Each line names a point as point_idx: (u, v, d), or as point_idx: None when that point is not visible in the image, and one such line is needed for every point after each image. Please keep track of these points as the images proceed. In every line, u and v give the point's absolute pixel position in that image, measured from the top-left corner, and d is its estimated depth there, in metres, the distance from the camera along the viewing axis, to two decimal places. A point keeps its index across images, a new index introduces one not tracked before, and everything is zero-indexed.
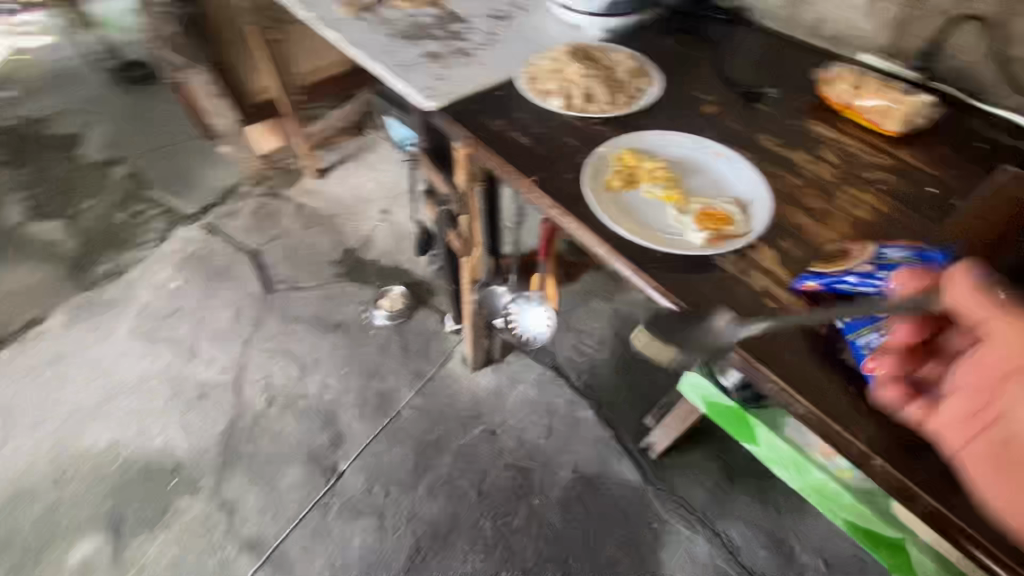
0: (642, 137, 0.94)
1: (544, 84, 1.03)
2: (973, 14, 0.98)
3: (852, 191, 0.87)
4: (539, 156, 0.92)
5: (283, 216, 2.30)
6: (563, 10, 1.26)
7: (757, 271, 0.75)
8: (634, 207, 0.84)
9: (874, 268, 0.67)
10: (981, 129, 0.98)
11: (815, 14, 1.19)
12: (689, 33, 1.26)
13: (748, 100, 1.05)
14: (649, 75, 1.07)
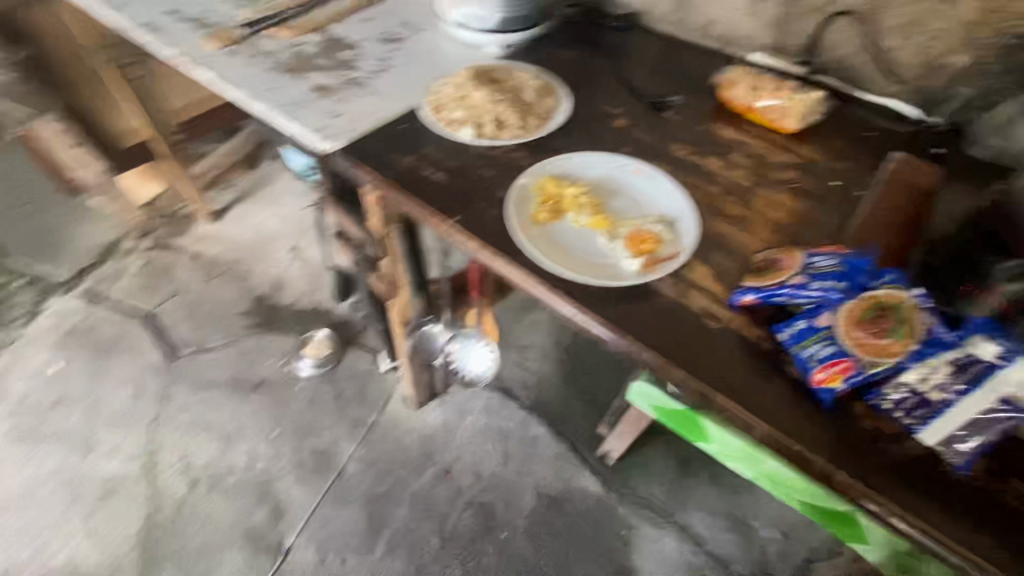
0: (560, 162, 0.91)
1: (450, 112, 0.97)
2: (845, 9, 1.04)
3: (767, 194, 0.89)
4: (456, 193, 0.86)
5: (177, 270, 2.07)
6: (457, 30, 1.21)
7: (695, 291, 0.74)
8: (564, 239, 0.81)
9: (807, 278, 0.68)
10: (866, 117, 1.04)
11: (704, 15, 1.22)
12: (588, 43, 1.25)
13: (655, 110, 1.05)
14: (556, 93, 1.04)
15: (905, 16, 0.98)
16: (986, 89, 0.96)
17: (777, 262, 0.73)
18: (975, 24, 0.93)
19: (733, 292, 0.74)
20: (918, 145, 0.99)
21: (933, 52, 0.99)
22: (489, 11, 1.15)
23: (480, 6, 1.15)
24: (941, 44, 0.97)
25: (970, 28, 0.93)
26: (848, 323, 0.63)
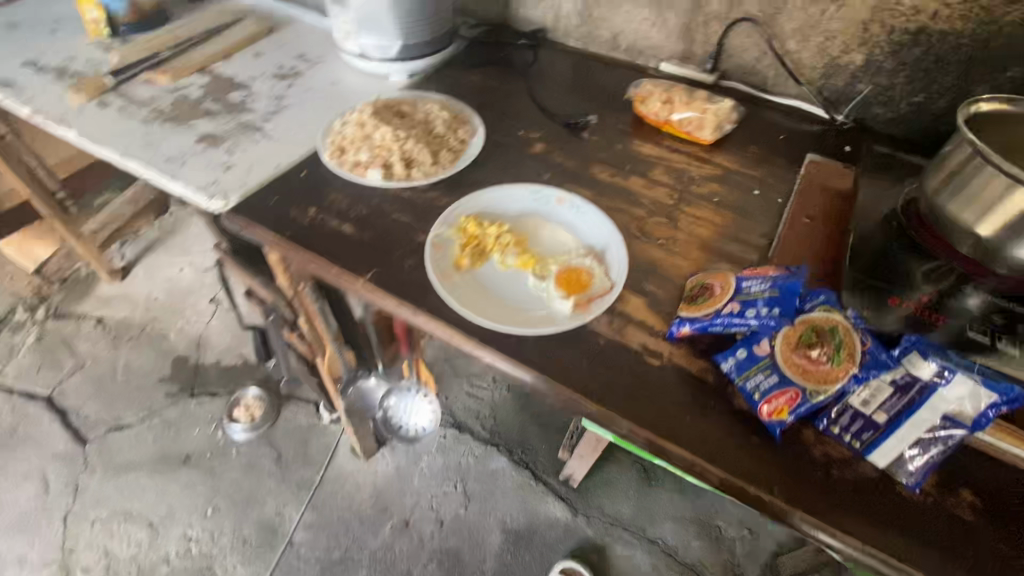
0: (478, 199, 0.85)
1: (354, 155, 0.89)
2: (744, 16, 1.04)
3: (692, 211, 0.87)
4: (366, 245, 0.78)
5: (79, 341, 1.86)
6: (359, 61, 1.12)
7: (632, 326, 0.71)
8: (490, 284, 0.74)
9: (740, 305, 0.64)
10: (778, 120, 1.05)
11: (610, 28, 1.20)
12: (497, 65, 1.20)
13: (572, 131, 1.02)
14: (468, 123, 0.99)
15: (802, 18, 0.99)
16: (882, 88, 1.00)
17: (710, 286, 0.69)
18: (866, 23, 0.95)
19: (670, 324, 0.70)
20: (828, 145, 1.01)
21: (831, 52, 1.01)
22: (391, 39, 1.08)
23: (379, 34, 1.07)
24: (838, 44, 0.99)
25: (862, 26, 0.95)
26: (786, 351, 0.60)
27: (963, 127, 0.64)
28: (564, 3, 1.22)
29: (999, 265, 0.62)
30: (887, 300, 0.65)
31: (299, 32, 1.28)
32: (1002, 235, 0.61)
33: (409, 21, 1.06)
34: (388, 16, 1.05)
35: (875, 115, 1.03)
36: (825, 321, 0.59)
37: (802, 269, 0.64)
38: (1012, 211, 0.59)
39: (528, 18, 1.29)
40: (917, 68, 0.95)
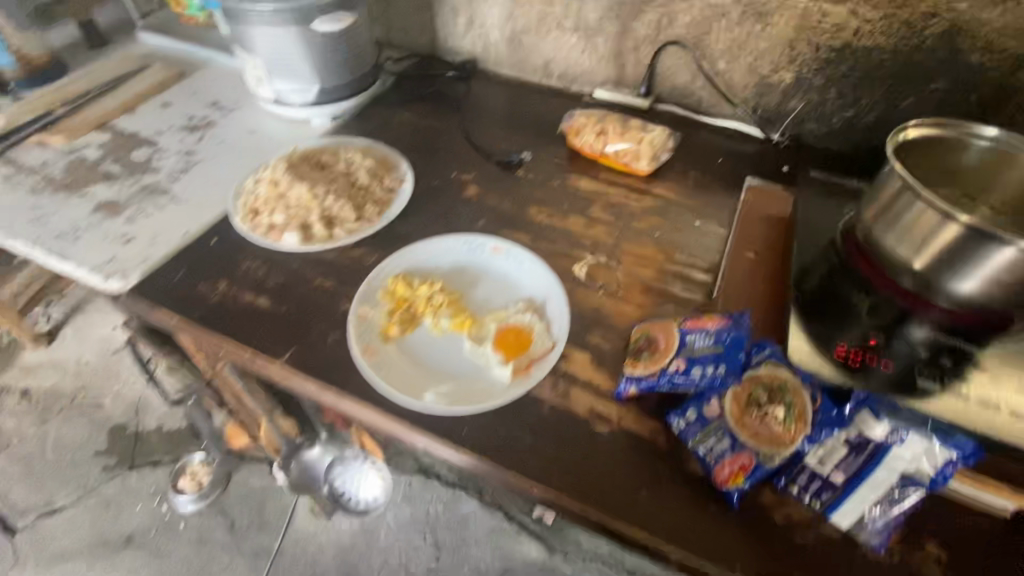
0: (408, 255, 0.79)
1: (269, 217, 0.81)
2: (673, 38, 1.02)
3: (634, 250, 0.83)
4: (284, 320, 0.71)
5: (3, 418, 1.71)
6: (277, 106, 1.04)
7: (578, 387, 0.66)
8: (422, 353, 0.68)
9: (685, 362, 0.60)
10: (716, 141, 1.03)
11: (541, 56, 1.17)
12: (427, 100, 1.15)
13: (506, 170, 0.97)
14: (396, 169, 0.93)
15: (730, 39, 0.98)
16: (815, 103, 0.98)
17: (655, 339, 0.65)
18: (793, 41, 0.93)
19: (617, 381, 0.66)
20: (767, 165, 0.99)
21: (761, 71, 0.99)
22: (309, 82, 1.00)
23: (295, 78, 0.99)
24: (767, 62, 0.97)
25: (789, 44, 0.94)
26: (739, 413, 0.56)
27: (893, 160, 0.61)
28: (491, 31, 1.18)
29: (937, 298, 0.61)
30: (835, 348, 0.60)
31: (212, 76, 1.20)
32: (937, 269, 0.59)
33: (325, 62, 0.99)
34: (302, 58, 0.97)
35: (810, 131, 1.02)
36: (772, 378, 0.56)
37: (745, 317, 0.61)
38: (947, 249, 0.57)
39: (457, 48, 1.24)
40: (846, 84, 0.94)
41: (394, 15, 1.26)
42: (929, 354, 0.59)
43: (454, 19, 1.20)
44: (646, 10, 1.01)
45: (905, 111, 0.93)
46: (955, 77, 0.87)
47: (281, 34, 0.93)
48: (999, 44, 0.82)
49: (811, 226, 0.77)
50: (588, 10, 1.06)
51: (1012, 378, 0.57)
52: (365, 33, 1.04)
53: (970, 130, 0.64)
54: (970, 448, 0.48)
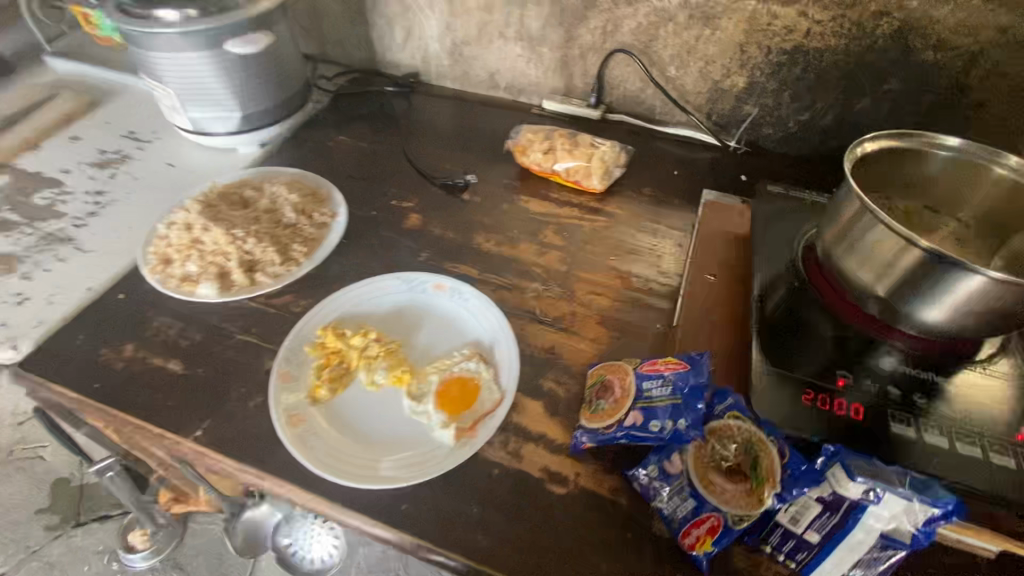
0: (340, 300, 0.71)
1: (183, 266, 0.73)
2: (620, 45, 0.97)
3: (588, 278, 0.77)
4: (200, 388, 0.64)
5: None
6: (197, 136, 0.95)
7: (530, 443, 0.59)
8: (355, 416, 0.61)
9: (643, 416, 0.54)
10: (671, 150, 0.99)
11: (485, 67, 1.10)
12: (366, 119, 1.07)
13: (451, 194, 0.90)
14: (328, 201, 0.85)
15: (678, 45, 0.93)
16: (770, 108, 0.94)
17: (611, 387, 0.59)
18: (743, 45, 0.89)
19: (573, 434, 0.60)
20: (725, 174, 0.94)
21: (713, 77, 0.94)
22: (229, 108, 0.91)
23: (213, 105, 0.90)
24: (718, 67, 0.93)
25: (739, 49, 0.89)
26: (703, 472, 0.51)
27: (851, 180, 0.57)
28: (431, 43, 1.11)
29: (902, 324, 0.57)
30: (801, 387, 0.53)
31: (129, 104, 1.10)
32: (902, 296, 0.55)
33: (245, 85, 0.90)
34: (217, 83, 0.88)
35: (766, 135, 0.98)
36: (734, 431, 0.51)
37: (705, 359, 0.55)
38: (908, 274, 0.53)
39: (396, 61, 1.17)
40: (799, 87, 0.90)
41: (326, 29, 1.17)
42: (900, 391, 0.53)
43: (390, 31, 1.12)
44: (589, 17, 0.95)
45: (860, 113, 0.89)
46: (908, 77, 0.83)
47: (191, 58, 0.84)
48: (952, 41, 0.78)
49: (770, 244, 0.72)
50: (529, 18, 0.99)
51: (988, 415, 0.51)
52: (289, 52, 0.95)
53: (932, 141, 0.59)
54: (949, 504, 0.43)
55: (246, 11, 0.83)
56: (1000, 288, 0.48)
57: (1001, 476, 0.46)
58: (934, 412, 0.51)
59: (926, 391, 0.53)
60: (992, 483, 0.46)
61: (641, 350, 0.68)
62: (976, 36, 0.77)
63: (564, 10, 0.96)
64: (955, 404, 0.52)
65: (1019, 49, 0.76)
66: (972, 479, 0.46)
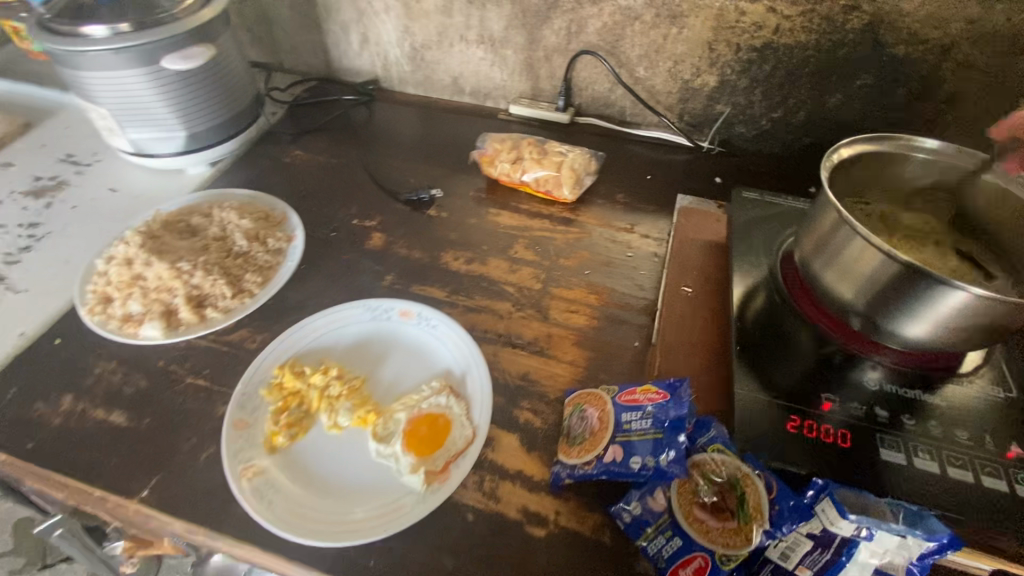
0: (299, 333, 0.67)
1: (125, 305, 0.68)
2: (586, 46, 0.93)
3: (562, 294, 0.73)
4: (146, 441, 0.58)
5: None
6: (141, 158, 0.89)
7: (506, 481, 0.55)
8: (317, 464, 0.57)
9: (622, 451, 0.51)
10: (642, 153, 0.96)
11: (448, 72, 1.05)
12: (324, 131, 1.01)
13: (415, 210, 0.86)
14: (284, 224, 0.80)
15: (646, 44, 0.89)
16: (741, 106, 0.92)
17: (588, 418, 0.56)
18: (711, 43, 0.86)
19: (551, 468, 0.56)
20: (699, 177, 0.92)
21: (683, 76, 0.91)
22: (172, 127, 0.85)
23: (154, 125, 0.84)
24: (687, 67, 0.90)
25: (708, 47, 0.86)
26: (688, 512, 0.47)
27: (828, 190, 0.55)
28: (389, 49, 1.05)
29: (884, 340, 0.55)
30: (785, 415, 0.51)
31: (67, 125, 1.02)
32: (885, 310, 0.53)
33: (188, 103, 0.84)
34: (157, 102, 0.82)
35: (739, 134, 0.95)
36: (717, 466, 0.48)
37: (686, 388, 0.52)
38: (889, 288, 0.51)
39: (355, 68, 1.11)
40: (770, 84, 0.88)
41: (278, 36, 1.11)
42: (888, 413, 0.51)
43: (345, 37, 1.06)
44: (553, 17, 0.91)
45: (832, 109, 0.87)
46: (879, 71, 0.81)
47: (125, 77, 0.77)
48: (923, 34, 0.76)
49: (747, 254, 0.69)
50: (490, 20, 0.95)
51: (980, 433, 0.49)
52: (235, 64, 0.89)
53: (908, 143, 0.57)
54: (946, 538, 0.40)
55: (183, 24, 0.77)
56: (984, 303, 0.46)
57: (999, 500, 0.44)
58: (924, 434, 0.49)
59: (914, 412, 0.51)
60: (991, 509, 0.43)
61: (620, 372, 0.64)
62: (946, 28, 0.75)
63: (526, 11, 0.91)
64: (946, 423, 0.49)
65: (990, 40, 0.74)
66: (970, 506, 0.44)
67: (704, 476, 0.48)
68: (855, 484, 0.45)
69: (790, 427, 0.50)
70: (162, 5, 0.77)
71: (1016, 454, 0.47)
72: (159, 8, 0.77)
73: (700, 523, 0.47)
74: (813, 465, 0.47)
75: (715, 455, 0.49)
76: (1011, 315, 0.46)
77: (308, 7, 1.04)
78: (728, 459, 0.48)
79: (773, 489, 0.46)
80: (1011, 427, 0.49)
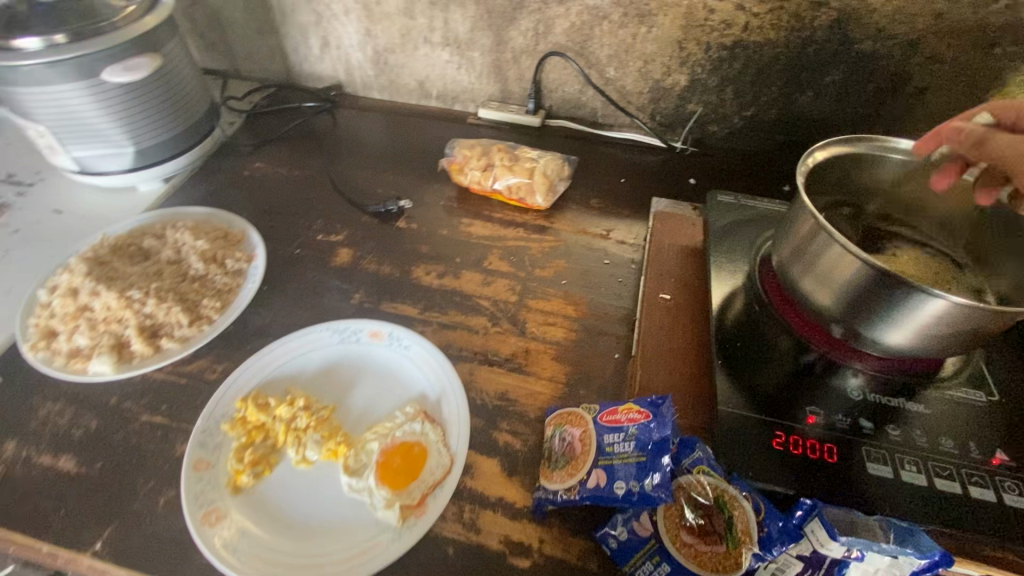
0: (262, 361, 0.63)
1: (71, 339, 0.63)
2: (554, 48, 0.90)
3: (539, 306, 0.71)
4: (97, 487, 0.54)
5: None
6: (86, 177, 0.83)
7: (487, 510, 0.53)
8: (286, 503, 0.54)
9: (606, 476, 0.49)
10: (614, 156, 0.95)
11: (414, 75, 1.01)
12: (285, 141, 0.97)
13: (384, 222, 0.82)
14: (244, 243, 0.76)
15: (615, 44, 0.87)
16: (713, 105, 0.90)
17: (569, 439, 0.54)
18: (681, 42, 0.84)
19: (533, 493, 0.53)
20: (673, 179, 0.90)
21: (654, 76, 0.89)
22: (118, 143, 0.80)
23: (98, 142, 0.79)
24: (658, 66, 0.88)
25: (678, 46, 0.85)
26: (675, 537, 0.46)
27: (804, 197, 0.53)
28: (351, 52, 1.01)
29: (865, 348, 0.54)
30: (771, 431, 0.50)
31: (6, 142, 0.96)
32: (865, 318, 0.52)
33: (134, 117, 0.79)
34: (99, 117, 0.76)
35: (712, 133, 0.94)
36: (703, 488, 0.47)
37: (668, 406, 0.51)
38: (869, 296, 0.50)
39: (315, 73, 1.07)
40: (741, 82, 0.86)
41: (233, 42, 1.06)
42: (872, 423, 0.50)
43: (304, 41, 1.02)
44: (519, 18, 0.88)
45: (803, 106, 0.86)
46: (849, 67, 0.81)
47: (62, 92, 0.72)
48: (891, 29, 0.76)
49: (725, 259, 0.68)
50: (455, 21, 0.91)
51: (964, 440, 0.49)
52: (185, 74, 0.84)
53: (883, 145, 0.56)
54: (937, 554, 0.40)
55: (124, 33, 0.72)
56: (964, 312, 0.45)
57: (988, 510, 0.44)
58: (910, 444, 0.48)
59: (897, 421, 0.50)
60: (982, 519, 0.43)
61: (601, 386, 0.62)
62: (914, 24, 0.74)
63: (491, 11, 0.88)
64: (931, 432, 0.49)
65: (957, 35, 0.74)
66: (961, 517, 0.43)
67: (690, 500, 0.47)
68: (844, 502, 0.44)
69: (777, 443, 0.48)
70: (101, 12, 0.72)
71: (1001, 459, 0.47)
72: (97, 16, 0.71)
73: (689, 550, 0.45)
74: (802, 482, 0.46)
75: (700, 478, 0.47)
76: (991, 323, 0.45)
77: (262, 10, 0.99)
78: (713, 481, 0.47)
79: (761, 511, 0.44)
80: (994, 432, 0.49)
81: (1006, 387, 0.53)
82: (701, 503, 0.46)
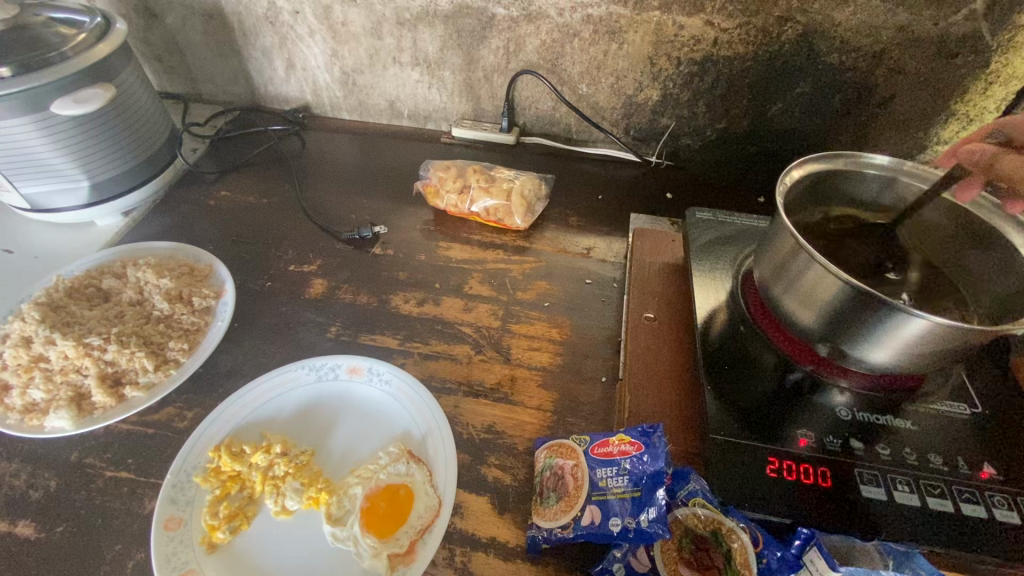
0: (234, 405, 0.60)
1: (25, 393, 0.58)
2: (526, 65, 0.89)
3: (522, 331, 0.69)
4: (58, 555, 0.50)
5: None
6: (39, 213, 0.78)
7: (480, 550, 0.51)
8: (266, 558, 0.51)
9: (600, 512, 0.48)
10: (590, 172, 0.95)
11: (384, 95, 0.99)
12: (252, 167, 0.94)
13: (359, 249, 0.80)
14: (211, 278, 0.72)
15: (586, 61, 0.87)
16: (686, 119, 0.91)
17: (561, 473, 0.52)
18: (652, 57, 0.84)
19: (525, 531, 0.51)
20: (650, 193, 0.91)
21: (626, 92, 0.90)
22: (71, 177, 0.75)
23: (50, 177, 0.74)
24: (631, 82, 0.88)
25: (649, 61, 0.85)
26: (673, 571, 0.45)
27: (784, 216, 0.53)
28: (318, 73, 0.98)
29: (851, 366, 0.54)
30: (764, 457, 0.49)
31: None
32: (848, 338, 0.52)
33: (89, 148, 0.74)
34: (49, 151, 0.72)
35: (686, 146, 0.94)
36: (700, 522, 0.46)
37: (660, 435, 0.50)
38: (850, 316, 0.50)
39: (282, 95, 1.04)
40: (713, 96, 0.87)
41: (193, 65, 1.02)
42: (863, 444, 0.50)
43: (268, 63, 0.98)
44: (489, 37, 0.87)
45: (774, 117, 0.87)
46: (817, 79, 0.82)
47: (5, 126, 0.67)
48: (855, 42, 0.77)
49: (707, 276, 0.68)
50: (424, 41, 0.90)
51: (952, 456, 0.49)
52: (141, 103, 0.80)
53: (858, 160, 0.59)
54: None
55: (75, 63, 0.68)
56: (944, 330, 0.45)
57: (981, 526, 0.44)
58: (900, 463, 0.49)
59: (885, 439, 0.51)
60: (977, 537, 0.43)
61: (590, 412, 0.61)
62: (878, 36, 0.76)
63: (460, 30, 0.87)
64: (919, 448, 0.50)
65: (920, 45, 0.75)
66: (957, 536, 0.44)
67: (687, 535, 0.46)
68: (843, 527, 0.44)
69: (769, 470, 0.48)
70: (49, 42, 0.68)
71: (989, 473, 0.48)
72: (45, 46, 0.68)
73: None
74: (798, 511, 0.45)
75: (701, 514, 0.46)
76: (971, 339, 0.46)
77: (223, 32, 0.95)
78: (713, 519, 0.46)
79: (757, 543, 0.44)
80: (980, 446, 0.50)
81: (988, 400, 0.55)
82: (699, 538, 0.46)
